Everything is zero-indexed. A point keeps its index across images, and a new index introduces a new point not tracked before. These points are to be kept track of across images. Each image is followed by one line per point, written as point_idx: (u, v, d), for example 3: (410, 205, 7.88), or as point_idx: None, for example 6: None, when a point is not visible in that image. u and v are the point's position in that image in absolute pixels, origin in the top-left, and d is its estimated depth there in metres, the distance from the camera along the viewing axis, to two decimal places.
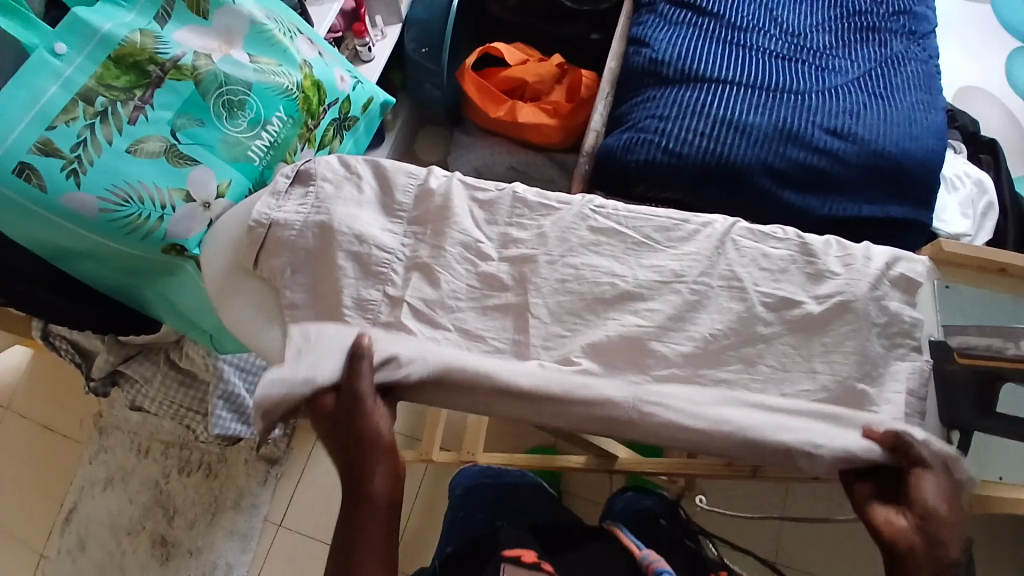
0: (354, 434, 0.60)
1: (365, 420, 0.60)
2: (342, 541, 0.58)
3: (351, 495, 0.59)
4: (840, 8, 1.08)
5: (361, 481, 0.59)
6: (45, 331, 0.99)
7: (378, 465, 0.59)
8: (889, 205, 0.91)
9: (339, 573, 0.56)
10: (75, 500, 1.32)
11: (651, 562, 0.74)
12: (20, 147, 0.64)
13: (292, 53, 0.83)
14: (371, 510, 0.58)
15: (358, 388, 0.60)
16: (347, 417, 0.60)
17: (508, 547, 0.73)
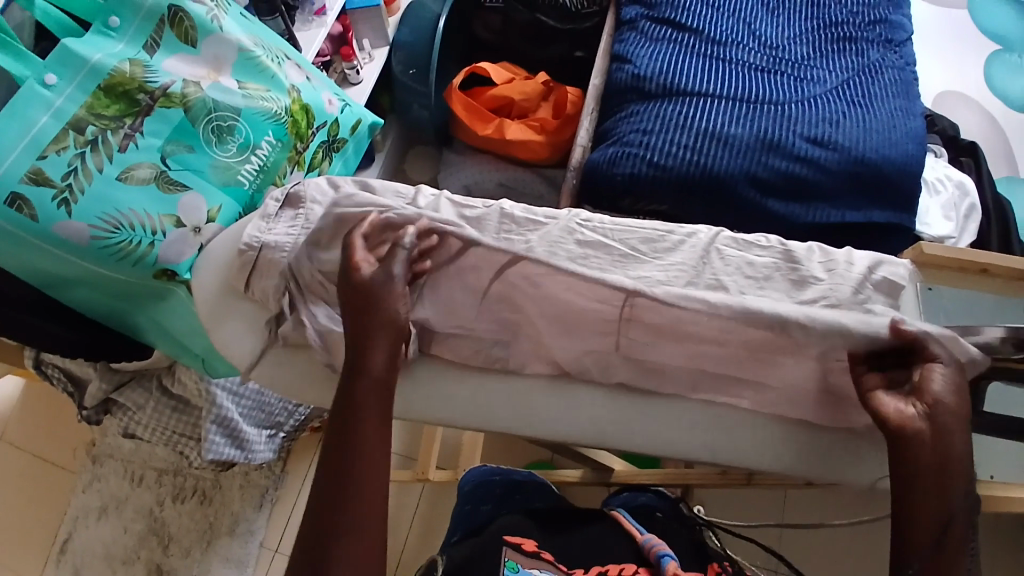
0: (371, 304, 0.63)
1: (384, 294, 0.63)
2: (341, 419, 0.60)
3: (352, 371, 0.62)
4: (816, 20, 1.11)
5: (365, 355, 0.62)
6: (38, 359, 0.99)
7: (380, 341, 0.63)
8: (870, 210, 0.93)
9: (336, 436, 0.59)
10: (69, 531, 1.30)
11: (653, 546, 0.72)
12: (12, 177, 0.65)
13: (279, 79, 0.84)
14: (369, 386, 0.61)
15: (391, 269, 0.63)
16: (372, 294, 0.63)
17: (510, 534, 0.73)
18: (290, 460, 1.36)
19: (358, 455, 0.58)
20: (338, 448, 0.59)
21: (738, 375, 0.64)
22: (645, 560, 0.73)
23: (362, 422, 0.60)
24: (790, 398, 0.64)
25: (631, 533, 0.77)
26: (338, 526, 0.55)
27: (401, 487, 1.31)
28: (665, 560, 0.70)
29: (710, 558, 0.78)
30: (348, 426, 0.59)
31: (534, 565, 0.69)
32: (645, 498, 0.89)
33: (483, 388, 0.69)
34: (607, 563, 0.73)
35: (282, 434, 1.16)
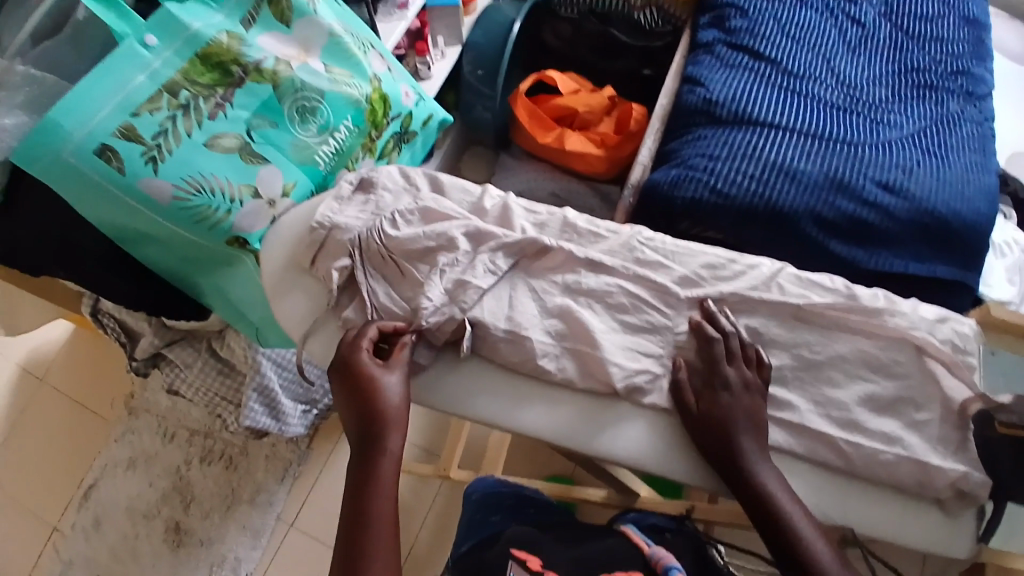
0: (382, 408, 0.65)
1: (385, 392, 0.65)
2: (354, 514, 0.63)
3: (366, 457, 0.65)
4: (897, 64, 1.09)
5: (377, 450, 0.65)
6: (95, 308, 1.02)
7: (392, 433, 0.65)
8: (936, 264, 0.90)
9: (352, 526, 0.63)
10: (95, 479, 1.35)
11: (661, 558, 0.71)
12: (104, 130, 0.68)
13: (363, 66, 0.86)
14: (386, 473, 0.64)
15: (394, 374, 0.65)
16: (371, 395, 0.65)
17: (517, 550, 0.77)
18: (316, 438, 1.38)
19: (371, 557, 0.61)
20: (352, 549, 0.62)
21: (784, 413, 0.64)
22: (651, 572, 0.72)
23: (376, 516, 0.63)
24: (839, 445, 0.62)
25: (637, 545, 0.75)
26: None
27: (420, 481, 1.32)
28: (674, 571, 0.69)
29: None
30: (361, 521, 0.62)
31: None
32: (654, 519, 0.86)
33: (530, 390, 0.68)
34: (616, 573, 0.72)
35: (315, 410, 1.19)
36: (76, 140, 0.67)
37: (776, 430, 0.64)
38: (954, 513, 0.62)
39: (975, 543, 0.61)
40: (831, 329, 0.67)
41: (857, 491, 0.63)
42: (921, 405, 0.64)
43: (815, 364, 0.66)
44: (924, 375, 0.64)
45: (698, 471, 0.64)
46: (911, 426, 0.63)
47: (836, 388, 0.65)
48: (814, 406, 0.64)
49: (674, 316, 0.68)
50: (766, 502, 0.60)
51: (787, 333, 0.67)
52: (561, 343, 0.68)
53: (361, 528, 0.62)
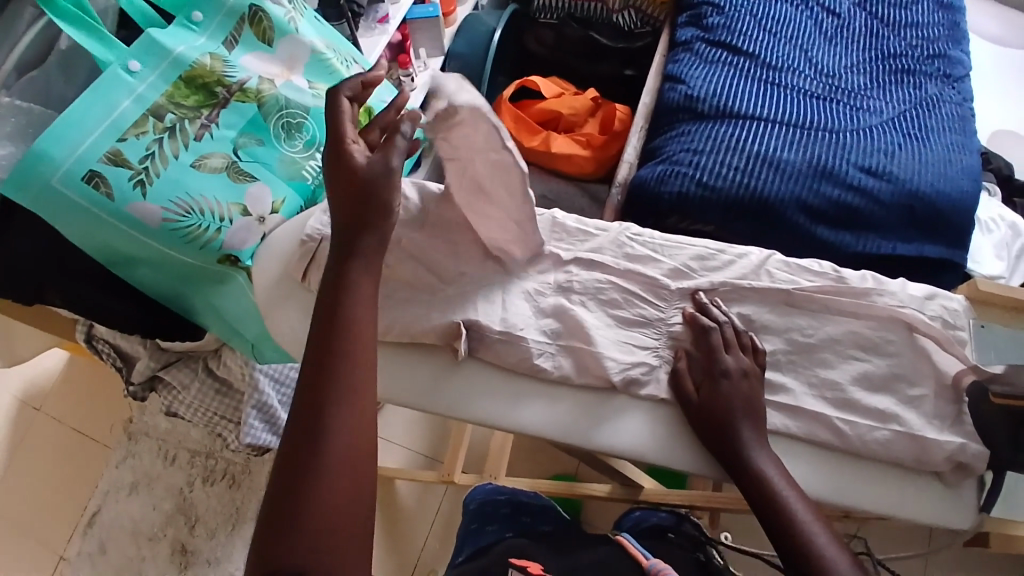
0: (372, 188, 0.59)
1: (383, 177, 0.59)
2: (326, 317, 0.57)
3: (341, 255, 0.60)
4: (874, 50, 1.11)
5: (355, 245, 0.59)
6: (89, 334, 1.02)
7: (374, 228, 0.60)
8: (923, 243, 0.91)
9: (324, 325, 0.56)
10: (98, 505, 1.34)
11: (658, 569, 0.69)
12: (91, 156, 0.69)
13: (347, 81, 0.88)
14: (363, 275, 0.59)
15: (392, 162, 0.60)
16: (368, 188, 0.59)
17: (516, 558, 0.78)
18: None
19: (344, 359, 0.55)
20: (323, 348, 0.55)
21: (779, 398, 0.65)
22: None
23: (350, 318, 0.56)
24: (835, 425, 0.63)
25: (636, 556, 0.74)
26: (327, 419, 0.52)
27: (425, 489, 1.32)
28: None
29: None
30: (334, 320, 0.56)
31: None
32: (658, 519, 0.91)
33: (530, 389, 0.68)
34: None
35: None
36: (64, 167, 0.68)
37: (772, 413, 0.64)
38: (954, 484, 0.63)
39: (978, 511, 0.63)
40: (822, 313, 0.67)
41: (855, 471, 0.63)
42: (914, 381, 0.65)
43: (807, 347, 0.66)
44: (915, 352, 0.65)
45: (698, 457, 0.65)
46: (907, 402, 0.64)
47: (829, 368, 0.65)
48: (808, 387, 0.65)
49: (666, 308, 0.69)
50: (767, 483, 0.60)
51: (779, 318, 0.68)
52: (558, 344, 0.68)
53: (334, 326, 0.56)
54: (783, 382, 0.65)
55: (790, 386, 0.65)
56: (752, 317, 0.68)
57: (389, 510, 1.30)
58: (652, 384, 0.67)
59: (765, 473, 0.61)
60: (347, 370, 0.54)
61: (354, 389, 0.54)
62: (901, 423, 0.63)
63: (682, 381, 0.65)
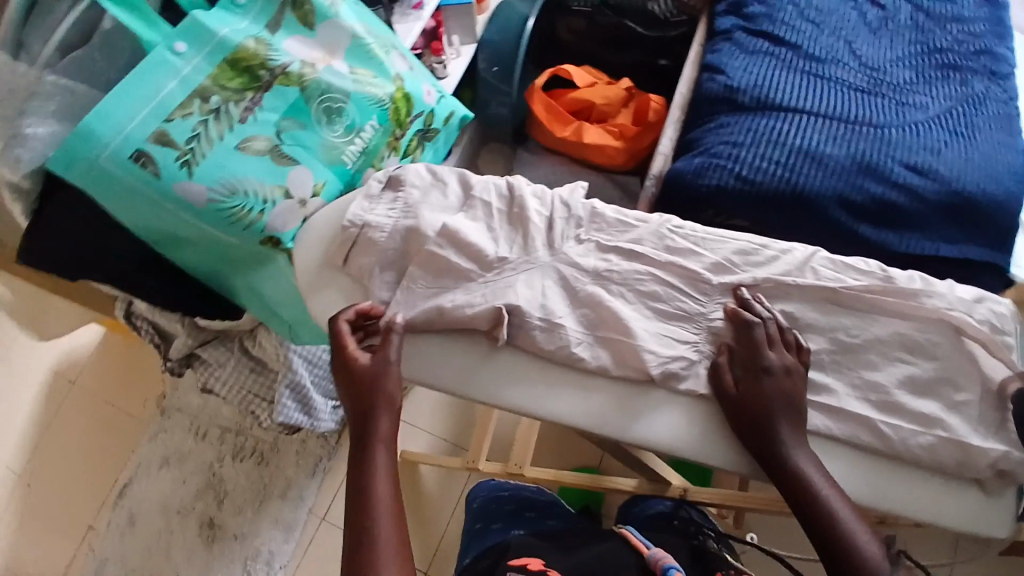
0: (371, 386, 0.67)
1: (380, 376, 0.67)
2: (356, 506, 0.62)
3: (360, 443, 0.66)
4: (922, 44, 1.08)
5: (370, 432, 0.66)
6: (128, 311, 1.04)
7: (382, 411, 0.66)
8: (966, 245, 0.89)
9: (355, 511, 0.62)
10: (129, 477, 1.37)
11: (658, 559, 0.71)
12: (138, 136, 0.70)
13: (387, 66, 0.88)
14: (381, 449, 0.65)
15: (386, 355, 0.67)
16: (370, 382, 0.67)
17: (515, 558, 0.76)
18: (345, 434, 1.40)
19: (382, 546, 0.60)
20: (359, 532, 0.61)
21: (820, 398, 0.64)
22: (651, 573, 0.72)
23: (375, 500, 0.62)
24: (877, 428, 0.62)
25: (636, 547, 0.75)
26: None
27: (448, 475, 1.34)
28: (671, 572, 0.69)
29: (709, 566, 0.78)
30: (362, 505, 0.62)
31: None
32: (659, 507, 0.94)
33: (569, 381, 0.68)
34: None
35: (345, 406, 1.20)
36: (111, 147, 0.69)
37: (813, 414, 0.64)
38: (994, 492, 0.62)
39: (1015, 521, 0.61)
40: (868, 313, 0.66)
41: (895, 474, 0.62)
42: (960, 385, 0.63)
43: (852, 347, 0.65)
44: (962, 356, 0.64)
45: (735, 455, 0.65)
46: (952, 407, 0.63)
47: (874, 370, 0.64)
48: (852, 389, 0.64)
49: (707, 303, 0.68)
50: (803, 485, 0.60)
51: (824, 317, 0.66)
52: (597, 336, 0.68)
53: (364, 510, 0.61)
54: (824, 382, 0.64)
55: (832, 386, 0.64)
56: (794, 316, 0.67)
57: (412, 495, 1.32)
58: (690, 378, 0.66)
59: (804, 474, 0.60)
60: (388, 553, 0.59)
61: (394, 564, 0.59)
62: (947, 428, 0.61)
63: (721, 375, 0.65)
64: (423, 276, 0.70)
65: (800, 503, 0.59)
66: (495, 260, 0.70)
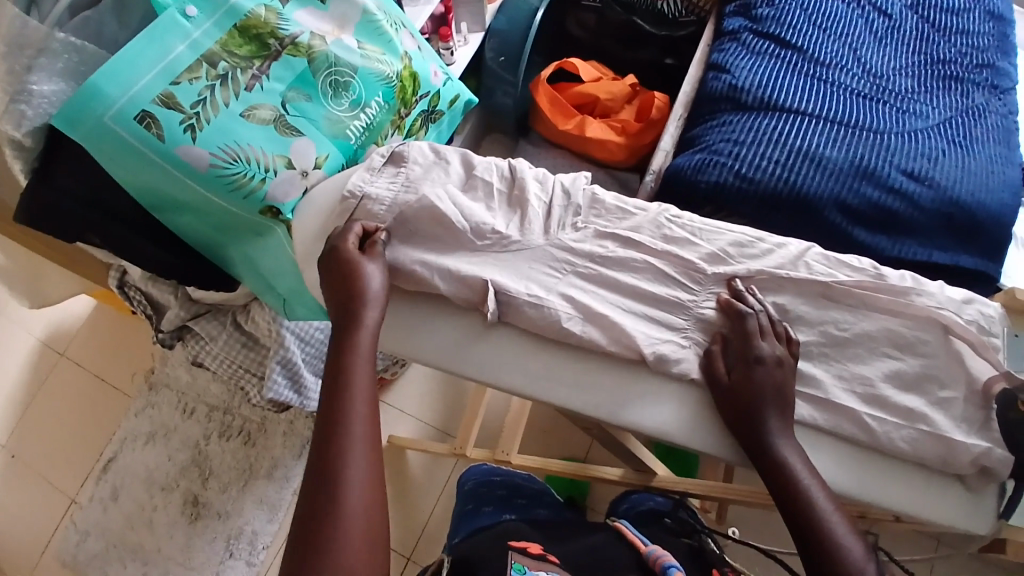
0: (354, 273, 0.67)
1: (363, 274, 0.68)
2: (331, 389, 0.62)
3: (340, 337, 0.65)
4: (925, 54, 1.09)
5: (350, 327, 0.66)
6: (122, 280, 1.04)
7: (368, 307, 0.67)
8: (958, 253, 0.90)
9: (332, 390, 0.61)
10: (115, 451, 1.37)
11: (658, 557, 0.70)
12: (145, 97, 0.71)
13: (395, 44, 0.89)
14: (363, 345, 0.65)
15: (372, 262, 0.68)
16: (350, 271, 0.67)
17: (514, 541, 0.74)
18: None
19: (354, 432, 0.58)
20: (333, 408, 0.60)
21: (808, 389, 0.65)
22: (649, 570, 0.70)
23: (350, 389, 0.61)
24: (863, 420, 0.63)
25: (634, 543, 0.75)
26: (342, 490, 0.55)
27: (434, 461, 1.34)
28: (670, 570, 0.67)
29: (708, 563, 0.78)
30: (338, 391, 0.61)
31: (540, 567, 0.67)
32: (652, 503, 0.96)
33: (562, 364, 0.69)
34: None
35: None
36: (117, 106, 0.70)
37: (800, 404, 0.65)
38: (977, 490, 0.63)
39: (997, 519, 0.63)
40: (858, 308, 0.67)
41: (877, 467, 0.63)
42: (945, 383, 0.64)
43: (841, 341, 0.66)
44: (949, 354, 0.65)
45: (721, 442, 0.65)
46: (936, 404, 0.64)
47: (861, 364, 0.65)
48: (839, 382, 0.65)
49: (700, 292, 0.69)
50: (787, 474, 0.60)
51: (815, 311, 0.67)
52: (592, 320, 0.68)
53: (339, 396, 0.60)
54: (812, 374, 0.65)
55: (820, 377, 0.65)
56: (785, 308, 0.68)
57: (398, 479, 1.32)
58: (682, 365, 0.67)
59: (789, 463, 0.61)
60: (357, 440, 0.58)
61: (365, 452, 0.58)
62: (930, 423, 0.62)
63: (714, 362, 0.65)
64: (418, 250, 0.72)
65: (782, 489, 0.60)
66: (494, 237, 0.71)
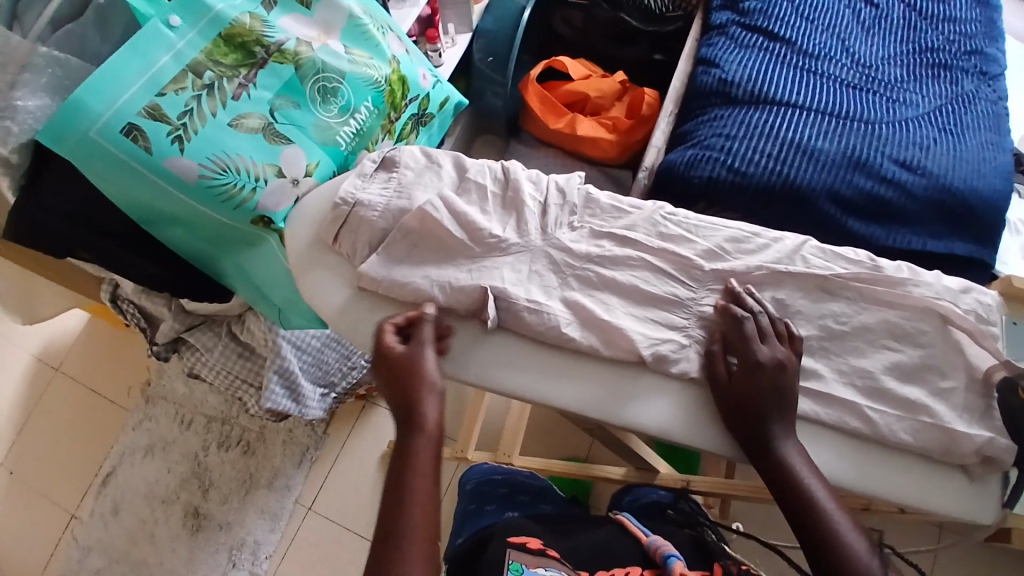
0: (406, 370, 0.65)
1: (420, 363, 0.65)
2: (390, 491, 0.61)
3: (403, 421, 0.64)
4: (913, 43, 1.09)
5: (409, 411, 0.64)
6: (114, 295, 1.02)
7: (426, 392, 0.65)
8: (953, 241, 0.90)
9: (390, 492, 0.60)
10: (113, 465, 1.36)
11: (659, 546, 0.70)
12: (130, 110, 0.70)
13: (383, 48, 0.88)
14: (424, 446, 0.63)
15: (420, 345, 0.66)
16: (407, 366, 0.65)
17: (513, 534, 0.72)
18: (333, 423, 1.38)
19: (407, 527, 0.58)
20: (389, 512, 0.59)
21: (807, 384, 0.65)
22: (650, 562, 0.71)
23: (412, 480, 0.60)
24: (864, 413, 0.63)
25: (636, 535, 0.74)
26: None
27: None
28: (671, 560, 0.68)
29: (713, 557, 0.77)
30: (398, 480, 0.61)
31: (539, 564, 0.67)
32: (656, 495, 0.93)
33: (563, 369, 0.68)
34: (614, 567, 0.71)
35: (334, 394, 1.20)
36: (103, 120, 0.69)
37: (802, 399, 0.64)
38: (979, 478, 0.63)
39: (1001, 507, 0.62)
40: (857, 299, 0.67)
41: (879, 459, 0.63)
42: (945, 373, 0.64)
43: (839, 334, 0.66)
44: (948, 344, 0.65)
45: (724, 440, 0.65)
46: (937, 394, 0.63)
47: (861, 357, 0.65)
48: (838, 375, 0.65)
49: (697, 289, 0.69)
50: (790, 470, 0.60)
51: (813, 304, 0.67)
52: (590, 321, 0.67)
53: (398, 485, 0.60)
54: (812, 367, 0.65)
55: (819, 370, 0.65)
56: (781, 303, 0.68)
57: None
58: (681, 361, 0.66)
59: (790, 461, 0.60)
60: (412, 533, 0.58)
61: (418, 548, 0.58)
62: (930, 415, 0.62)
63: (713, 361, 0.65)
64: (412, 255, 0.71)
65: (784, 487, 0.60)
66: (489, 237, 0.70)
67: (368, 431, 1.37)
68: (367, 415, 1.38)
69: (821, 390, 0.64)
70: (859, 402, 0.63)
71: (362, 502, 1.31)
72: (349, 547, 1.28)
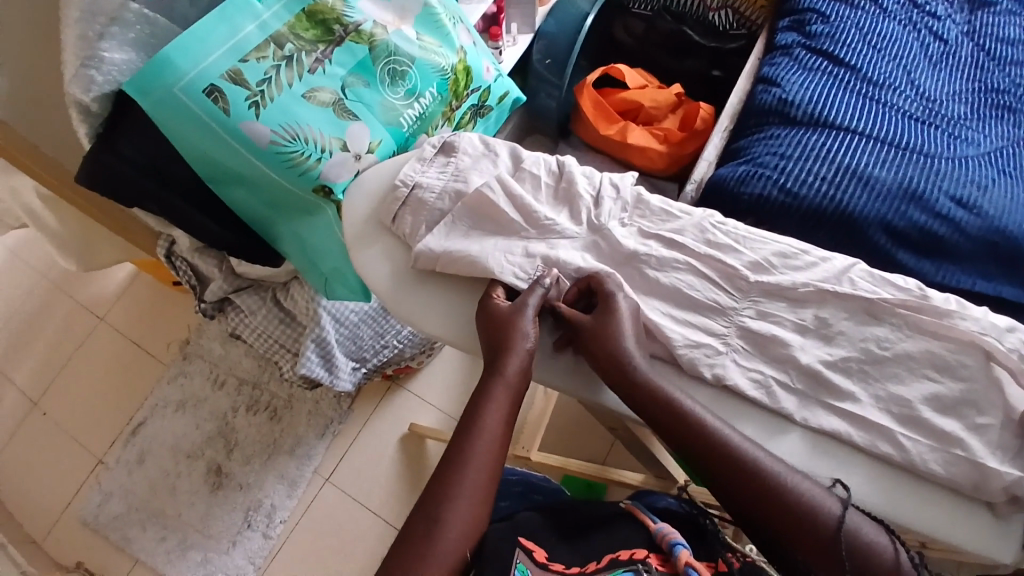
0: (505, 324, 0.66)
1: (520, 321, 0.65)
2: (462, 428, 0.62)
3: (488, 377, 0.64)
4: (980, 82, 1.07)
5: (483, 399, 0.63)
6: (169, 250, 1.05)
7: (516, 348, 0.65)
8: (1002, 284, 0.86)
9: (462, 427, 0.62)
10: (144, 417, 1.41)
11: (665, 533, 0.60)
12: (213, 72, 0.74)
13: (452, 38, 0.91)
14: (499, 396, 0.63)
15: (524, 301, 0.66)
16: (502, 322, 0.66)
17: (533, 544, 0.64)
18: (357, 400, 1.41)
19: (471, 464, 0.59)
20: (457, 446, 0.60)
21: (836, 405, 0.65)
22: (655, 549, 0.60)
23: (482, 421, 0.62)
24: (897, 440, 0.63)
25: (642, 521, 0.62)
26: (441, 525, 0.56)
27: None
28: (678, 549, 0.58)
29: None
30: (454, 465, 0.59)
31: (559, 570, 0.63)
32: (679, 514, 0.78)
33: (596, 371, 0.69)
34: (618, 549, 0.60)
35: (364, 369, 1.23)
36: (187, 80, 0.73)
37: (834, 418, 0.64)
38: (1007, 519, 0.61)
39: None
40: (900, 326, 0.67)
41: (908, 489, 0.63)
42: (983, 409, 0.63)
43: (879, 359, 0.66)
44: (989, 380, 0.63)
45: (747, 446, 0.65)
46: (972, 429, 0.62)
47: (899, 384, 0.65)
48: (874, 401, 0.65)
49: (739, 299, 0.69)
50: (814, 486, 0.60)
51: (856, 326, 0.67)
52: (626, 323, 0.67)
53: (456, 469, 0.59)
54: (846, 389, 0.65)
55: (852, 392, 0.65)
56: (820, 325, 0.68)
57: (415, 465, 1.34)
58: (712, 368, 0.67)
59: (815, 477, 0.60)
60: (467, 469, 0.59)
61: (475, 485, 0.58)
62: (963, 449, 0.61)
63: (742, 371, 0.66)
64: (463, 231, 0.73)
65: None
66: (544, 220, 0.73)
67: (390, 413, 1.39)
68: (390, 396, 1.41)
69: (851, 412, 0.64)
70: (890, 429, 0.63)
71: (379, 479, 1.33)
72: (359, 521, 1.30)
